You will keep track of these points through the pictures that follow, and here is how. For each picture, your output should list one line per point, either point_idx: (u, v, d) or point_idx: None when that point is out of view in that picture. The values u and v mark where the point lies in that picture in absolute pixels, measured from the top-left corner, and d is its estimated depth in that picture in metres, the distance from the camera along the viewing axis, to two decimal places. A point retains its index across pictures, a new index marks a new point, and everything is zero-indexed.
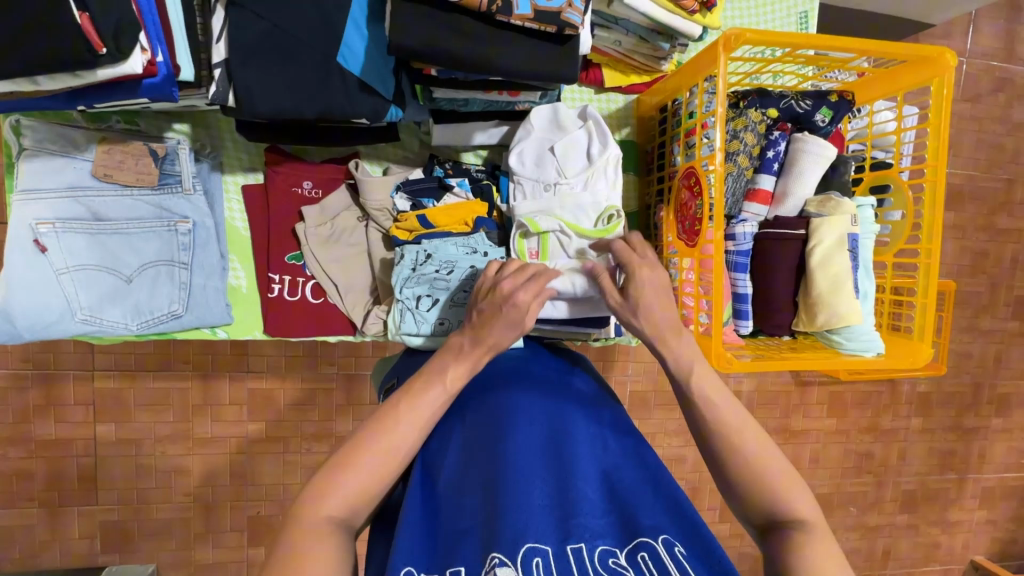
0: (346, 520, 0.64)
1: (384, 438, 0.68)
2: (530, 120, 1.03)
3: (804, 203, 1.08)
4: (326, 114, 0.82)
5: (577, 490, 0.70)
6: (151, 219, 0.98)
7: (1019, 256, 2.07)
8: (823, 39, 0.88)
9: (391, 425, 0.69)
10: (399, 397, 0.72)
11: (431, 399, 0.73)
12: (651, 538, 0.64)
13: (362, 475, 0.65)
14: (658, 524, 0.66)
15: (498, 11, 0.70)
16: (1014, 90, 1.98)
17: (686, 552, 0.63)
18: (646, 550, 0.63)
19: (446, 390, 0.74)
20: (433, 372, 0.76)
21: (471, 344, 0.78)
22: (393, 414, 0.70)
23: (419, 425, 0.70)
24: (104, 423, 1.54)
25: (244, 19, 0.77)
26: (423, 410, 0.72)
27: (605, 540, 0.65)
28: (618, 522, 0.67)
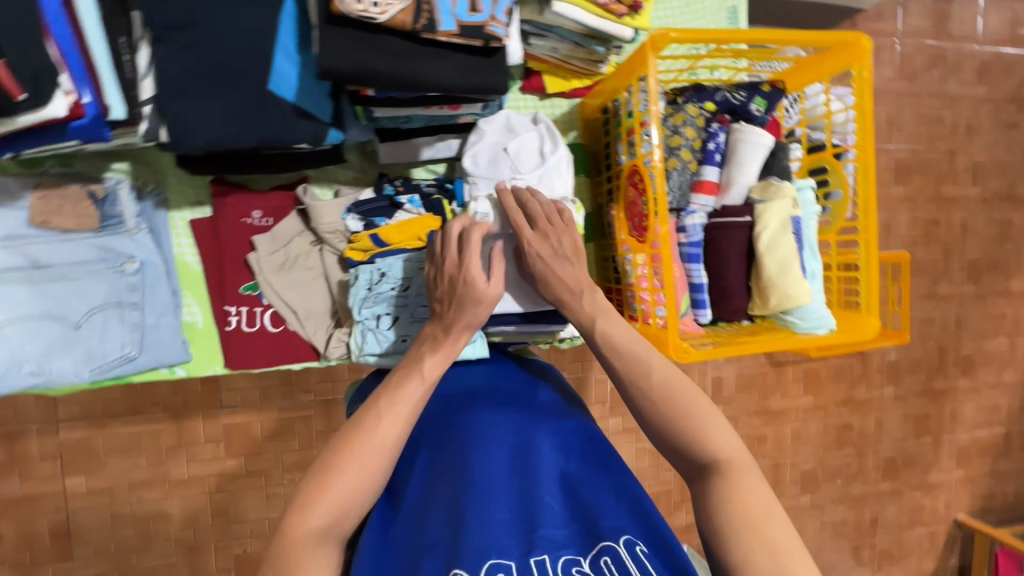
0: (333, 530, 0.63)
1: (368, 440, 0.68)
2: (483, 125, 1.03)
3: (747, 190, 1.11)
4: (265, 141, 0.81)
5: (542, 502, 0.71)
6: (94, 261, 0.96)
7: (967, 222, 2.17)
8: (746, 33, 0.91)
9: (372, 425, 0.69)
10: (377, 395, 0.73)
11: (411, 392, 0.73)
12: (613, 541, 0.66)
13: (345, 482, 0.65)
14: (620, 525, 0.68)
15: (423, 30, 0.72)
16: (946, 65, 2.08)
17: (647, 550, 0.66)
18: (609, 554, 0.65)
19: (425, 379, 0.76)
20: (411, 364, 0.77)
21: (444, 331, 0.80)
22: (372, 416, 0.70)
23: (401, 420, 0.70)
24: (74, 475, 1.49)
25: (170, 54, 0.76)
26: (402, 406, 0.72)
27: (569, 549, 0.66)
28: (581, 528, 0.69)
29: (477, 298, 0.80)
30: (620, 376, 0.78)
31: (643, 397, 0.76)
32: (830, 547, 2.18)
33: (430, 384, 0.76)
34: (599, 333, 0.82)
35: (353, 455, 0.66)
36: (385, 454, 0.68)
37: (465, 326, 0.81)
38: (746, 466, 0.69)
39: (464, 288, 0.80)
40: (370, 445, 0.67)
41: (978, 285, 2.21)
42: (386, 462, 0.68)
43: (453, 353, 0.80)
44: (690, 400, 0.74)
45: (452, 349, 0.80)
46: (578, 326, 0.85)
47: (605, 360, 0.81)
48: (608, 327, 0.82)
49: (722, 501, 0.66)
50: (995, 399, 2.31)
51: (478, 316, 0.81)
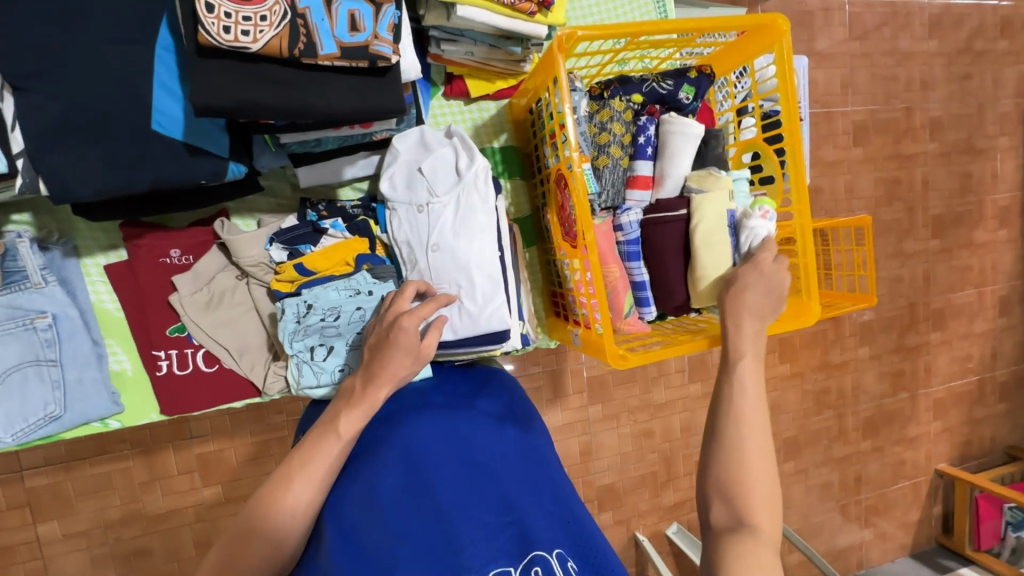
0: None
1: (282, 505, 0.72)
2: (397, 147, 1.00)
3: (683, 181, 1.08)
4: (157, 184, 0.78)
5: (468, 520, 0.72)
6: (2, 321, 0.90)
7: (928, 177, 2.17)
8: (657, 25, 0.89)
9: (284, 491, 0.72)
10: (292, 453, 0.75)
11: (325, 452, 0.75)
12: (545, 552, 0.71)
13: (262, 544, 0.71)
14: (553, 537, 0.73)
15: (302, 55, 0.68)
16: (897, 22, 2.06)
17: (577, 566, 0.71)
18: (540, 564, 0.69)
19: (342, 438, 0.77)
20: (326, 422, 0.77)
21: (363, 386, 0.80)
22: (287, 480, 0.73)
23: (313, 487, 0.73)
24: (45, 522, 1.45)
25: (37, 102, 0.71)
26: (316, 467, 0.74)
27: (499, 562, 0.70)
28: (512, 538, 0.72)
29: (411, 350, 0.82)
30: (731, 408, 0.79)
31: (734, 443, 0.77)
32: (817, 509, 2.21)
33: (347, 441, 0.77)
34: (737, 376, 0.82)
35: (271, 522, 0.71)
36: (300, 517, 0.73)
37: (387, 385, 0.80)
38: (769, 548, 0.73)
39: (395, 338, 0.81)
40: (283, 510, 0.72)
41: (942, 239, 2.22)
42: (300, 523, 0.73)
43: (373, 407, 0.79)
44: (760, 476, 0.75)
45: (370, 404, 0.78)
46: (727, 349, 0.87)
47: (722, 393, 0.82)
48: (748, 371, 0.83)
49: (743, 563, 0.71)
50: (967, 349, 2.34)
51: (406, 373, 0.82)
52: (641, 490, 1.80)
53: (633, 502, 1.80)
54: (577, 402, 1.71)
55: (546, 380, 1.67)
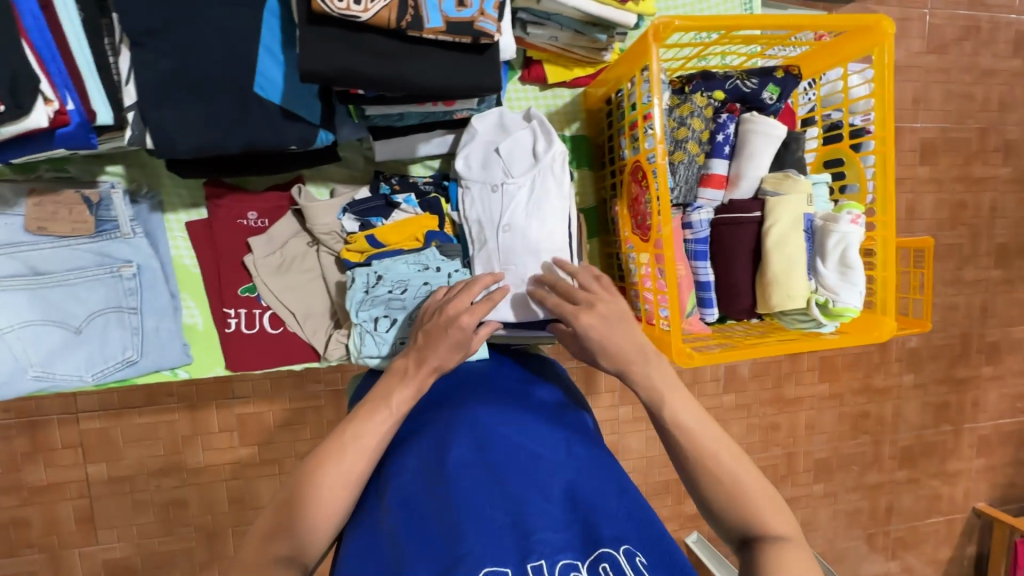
0: (291, 558, 0.65)
1: (329, 476, 0.68)
2: (475, 125, 1.01)
3: (759, 182, 1.06)
4: (250, 146, 0.79)
5: (535, 504, 0.69)
6: (92, 267, 0.96)
7: (997, 203, 2.06)
8: (755, 19, 0.86)
9: (334, 460, 0.69)
10: (344, 425, 0.72)
11: (375, 428, 0.73)
12: (612, 549, 0.63)
13: (307, 515, 0.65)
14: (619, 534, 0.66)
15: (408, 27, 0.69)
16: (979, 37, 1.96)
17: (647, 561, 0.63)
18: (608, 561, 0.62)
19: (393, 411, 0.75)
20: (378, 396, 0.76)
21: (416, 365, 0.80)
22: (337, 449, 0.70)
23: (364, 456, 0.70)
24: (94, 464, 1.52)
25: (147, 58, 0.74)
26: (367, 441, 0.71)
27: (568, 553, 0.63)
28: (580, 532, 0.66)
29: (460, 344, 0.83)
30: (680, 452, 0.71)
31: (704, 476, 0.68)
32: (843, 535, 2.15)
33: (398, 417, 0.75)
34: (667, 417, 0.73)
35: (316, 496, 0.66)
36: (349, 489, 0.69)
37: (433, 366, 0.80)
38: (802, 547, 0.65)
39: (446, 325, 0.82)
40: (326, 479, 0.68)
41: (1006, 269, 2.11)
42: (342, 496, 0.68)
43: (423, 388, 0.79)
44: (747, 478, 0.68)
45: (422, 382, 0.79)
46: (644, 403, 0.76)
47: (662, 435, 0.74)
48: (679, 409, 0.73)
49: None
50: (1020, 387, 2.23)
51: (449, 359, 0.82)
52: (664, 496, 1.78)
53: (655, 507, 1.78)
54: (609, 401, 1.70)
55: (580, 376, 1.67)
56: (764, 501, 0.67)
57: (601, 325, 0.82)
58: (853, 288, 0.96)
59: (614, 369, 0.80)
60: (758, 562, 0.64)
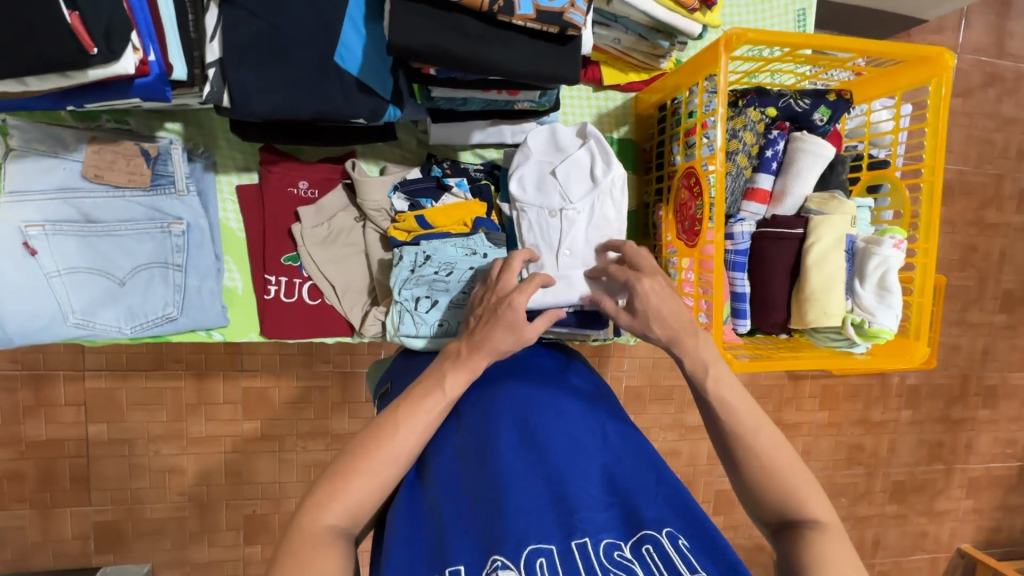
0: (346, 529, 0.65)
1: (383, 452, 0.68)
2: (530, 145, 1.03)
3: (804, 201, 1.08)
4: (323, 113, 0.81)
5: (576, 484, 0.68)
6: (143, 221, 0.96)
7: (1007, 250, 2.09)
8: (823, 39, 0.89)
9: (388, 435, 0.69)
10: (397, 405, 0.72)
11: (430, 408, 0.73)
12: (655, 531, 0.63)
13: (358, 488, 0.66)
14: (662, 517, 0.65)
15: (500, 11, 0.70)
16: (1004, 86, 1.99)
17: (689, 545, 0.62)
18: (651, 543, 0.61)
19: (445, 395, 0.74)
20: (432, 380, 0.75)
21: (469, 349, 0.77)
22: (389, 425, 0.70)
23: (418, 431, 0.70)
24: (95, 423, 1.51)
25: (237, 18, 0.76)
26: (419, 419, 0.71)
27: (610, 533, 0.63)
28: (621, 514, 0.66)
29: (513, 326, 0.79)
30: (721, 429, 0.71)
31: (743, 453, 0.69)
32: None
33: (451, 400, 0.74)
34: (709, 389, 0.73)
35: (365, 472, 0.67)
36: (399, 465, 0.69)
37: (488, 352, 0.78)
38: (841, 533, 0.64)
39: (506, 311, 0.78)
40: (383, 454, 0.68)
41: (1010, 315, 2.14)
42: (396, 470, 0.68)
43: (476, 372, 0.77)
44: (786, 459, 0.68)
45: (472, 369, 0.76)
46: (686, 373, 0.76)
47: (702, 411, 0.74)
48: (721, 382, 0.73)
49: (813, 558, 0.60)
50: (1013, 433, 2.25)
51: (507, 346, 0.79)
52: None
53: None
54: None
55: None
56: (801, 485, 0.67)
57: (661, 294, 0.80)
58: (890, 311, 0.98)
59: (664, 337, 0.78)
60: (795, 541, 0.63)
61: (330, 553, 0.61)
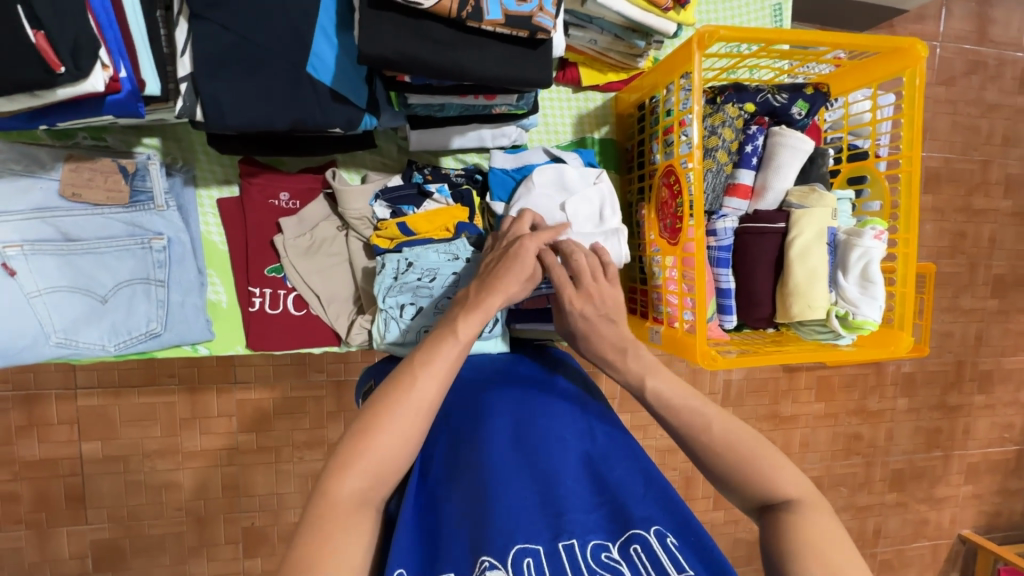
0: (368, 494, 0.61)
1: (404, 402, 0.66)
2: (535, 178, 1.01)
3: (785, 195, 1.08)
4: (298, 124, 0.81)
5: (565, 486, 0.68)
6: (123, 237, 0.96)
7: (996, 235, 2.10)
8: (796, 34, 0.89)
9: (407, 385, 0.67)
10: (413, 355, 0.71)
11: (444, 354, 0.71)
12: (643, 530, 0.62)
13: (381, 446, 0.63)
14: (649, 515, 0.64)
15: (468, 17, 0.71)
16: (986, 72, 2.00)
17: (679, 542, 0.62)
18: (640, 543, 0.61)
19: (459, 341, 0.73)
20: (444, 326, 0.74)
21: (477, 292, 0.79)
22: (408, 375, 0.68)
23: (437, 379, 0.68)
24: (89, 441, 1.50)
25: (208, 32, 0.76)
26: (436, 367, 0.70)
27: (598, 533, 0.62)
28: (610, 513, 0.66)
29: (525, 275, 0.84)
30: (689, 421, 0.72)
31: (705, 450, 0.70)
32: None
33: (464, 345, 0.73)
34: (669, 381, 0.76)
35: (384, 427, 0.64)
36: (421, 414, 0.66)
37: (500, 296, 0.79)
38: (818, 504, 0.64)
39: (517, 253, 0.83)
40: (403, 409, 0.65)
41: (1002, 300, 2.15)
42: (419, 422, 0.66)
43: (489, 314, 0.77)
44: (751, 442, 0.69)
45: (485, 312, 0.76)
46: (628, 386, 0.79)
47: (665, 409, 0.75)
48: (659, 384, 0.76)
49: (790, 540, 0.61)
50: (1009, 417, 2.26)
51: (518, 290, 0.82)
52: None
53: None
54: None
55: None
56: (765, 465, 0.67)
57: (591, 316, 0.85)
58: (873, 302, 0.98)
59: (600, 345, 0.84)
60: (776, 527, 0.63)
61: (356, 523, 0.59)
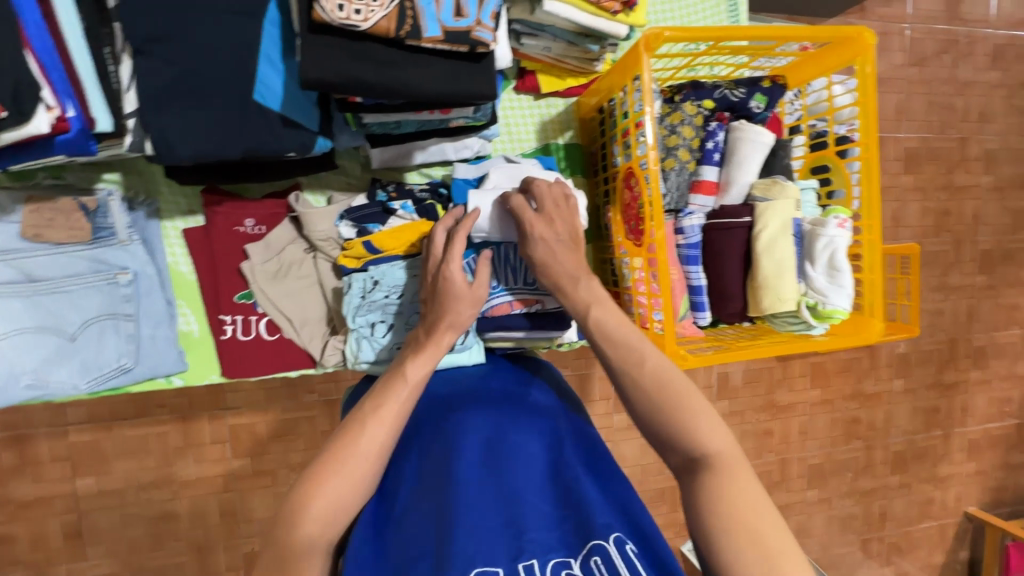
0: (323, 539, 0.64)
1: (353, 448, 0.68)
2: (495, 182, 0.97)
3: (749, 189, 1.08)
4: (251, 152, 0.81)
5: (530, 503, 0.68)
6: (87, 274, 0.96)
7: (980, 211, 2.11)
8: (741, 30, 0.89)
9: (357, 431, 0.70)
10: (364, 402, 0.74)
11: (395, 397, 0.74)
12: (603, 539, 0.63)
13: (331, 491, 0.66)
14: (610, 522, 0.65)
15: (407, 36, 0.71)
16: (958, 51, 2.01)
17: (638, 550, 0.63)
18: (600, 554, 0.62)
19: (409, 383, 0.75)
20: (393, 372, 0.77)
21: (426, 334, 0.81)
22: (361, 419, 0.71)
23: (385, 426, 0.70)
24: (83, 477, 1.49)
25: (152, 67, 0.76)
26: (386, 411, 0.72)
27: (559, 552, 0.63)
28: (573, 527, 0.66)
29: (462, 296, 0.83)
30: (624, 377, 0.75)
31: (635, 385, 0.74)
32: (837, 541, 2.15)
33: (415, 387, 0.76)
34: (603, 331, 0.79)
35: (336, 473, 0.66)
36: (372, 459, 0.69)
37: (449, 330, 0.81)
38: (737, 462, 0.67)
39: (445, 286, 0.82)
40: (354, 455, 0.68)
41: (990, 275, 2.15)
42: (371, 466, 0.69)
43: (438, 354, 0.80)
44: (685, 394, 0.71)
45: (432, 355, 0.79)
46: (573, 315, 0.83)
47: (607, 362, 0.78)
48: (602, 316, 0.80)
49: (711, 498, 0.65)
50: (1007, 391, 2.26)
51: (466, 316, 0.83)
52: (659, 504, 1.77)
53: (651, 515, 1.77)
54: (603, 409, 1.70)
55: (574, 384, 1.68)
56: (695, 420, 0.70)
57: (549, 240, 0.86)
58: (841, 290, 0.98)
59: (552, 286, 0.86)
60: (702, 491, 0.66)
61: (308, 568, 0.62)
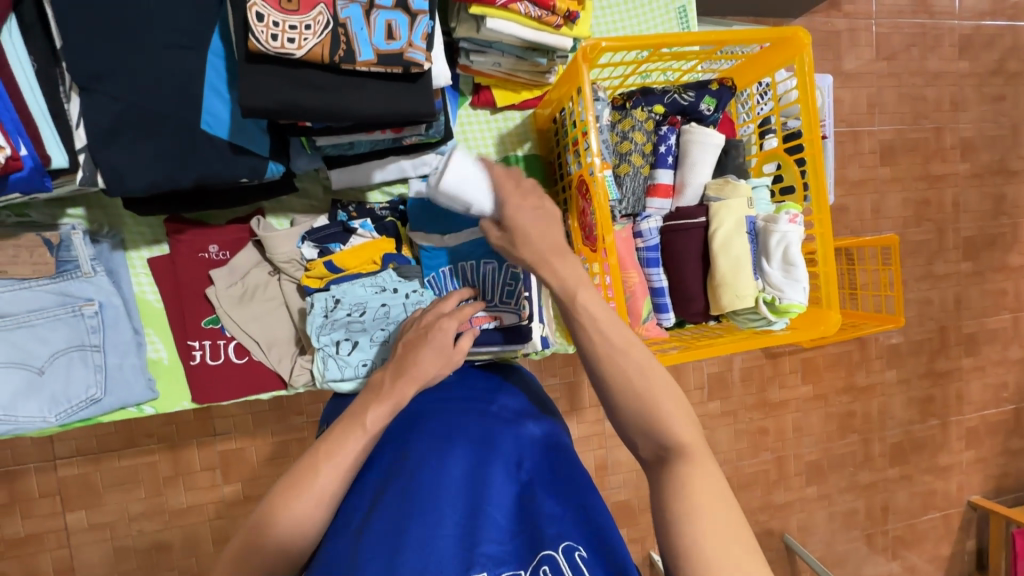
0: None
1: (302, 497, 0.70)
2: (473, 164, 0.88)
3: (703, 190, 1.11)
4: (203, 179, 0.84)
5: (488, 515, 0.68)
6: (53, 307, 0.97)
7: (959, 198, 2.13)
8: (676, 36, 0.92)
9: (309, 478, 0.71)
10: (319, 444, 0.74)
11: (350, 447, 0.74)
12: (552, 549, 0.64)
13: (277, 538, 0.69)
14: (562, 531, 0.67)
15: (342, 61, 0.74)
16: (926, 43, 2.04)
17: (587, 555, 0.65)
18: (548, 564, 0.63)
19: (368, 433, 0.75)
20: (354, 414, 0.76)
21: (392, 380, 0.80)
22: (310, 470, 0.72)
23: (337, 478, 0.71)
24: (73, 511, 1.49)
25: (99, 103, 0.78)
26: (340, 460, 0.73)
27: (510, 565, 0.64)
28: (526, 541, 0.66)
29: (445, 354, 0.84)
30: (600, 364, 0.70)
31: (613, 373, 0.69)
32: (841, 537, 2.13)
33: (372, 435, 0.75)
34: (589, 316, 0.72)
35: (282, 522, 0.69)
36: (322, 504, 0.71)
37: (415, 384, 0.80)
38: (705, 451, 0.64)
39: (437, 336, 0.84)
40: (303, 500, 0.70)
41: (974, 262, 2.16)
42: (319, 512, 0.71)
43: (400, 403, 0.78)
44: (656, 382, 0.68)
45: (397, 397, 0.78)
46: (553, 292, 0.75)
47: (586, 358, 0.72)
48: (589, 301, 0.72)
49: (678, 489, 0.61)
50: (1002, 376, 2.26)
51: (433, 371, 0.82)
52: None
53: (647, 520, 1.77)
54: (593, 415, 1.71)
55: (562, 392, 1.68)
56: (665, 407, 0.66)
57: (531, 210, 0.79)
58: (797, 285, 0.99)
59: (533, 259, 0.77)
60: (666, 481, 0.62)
61: None
